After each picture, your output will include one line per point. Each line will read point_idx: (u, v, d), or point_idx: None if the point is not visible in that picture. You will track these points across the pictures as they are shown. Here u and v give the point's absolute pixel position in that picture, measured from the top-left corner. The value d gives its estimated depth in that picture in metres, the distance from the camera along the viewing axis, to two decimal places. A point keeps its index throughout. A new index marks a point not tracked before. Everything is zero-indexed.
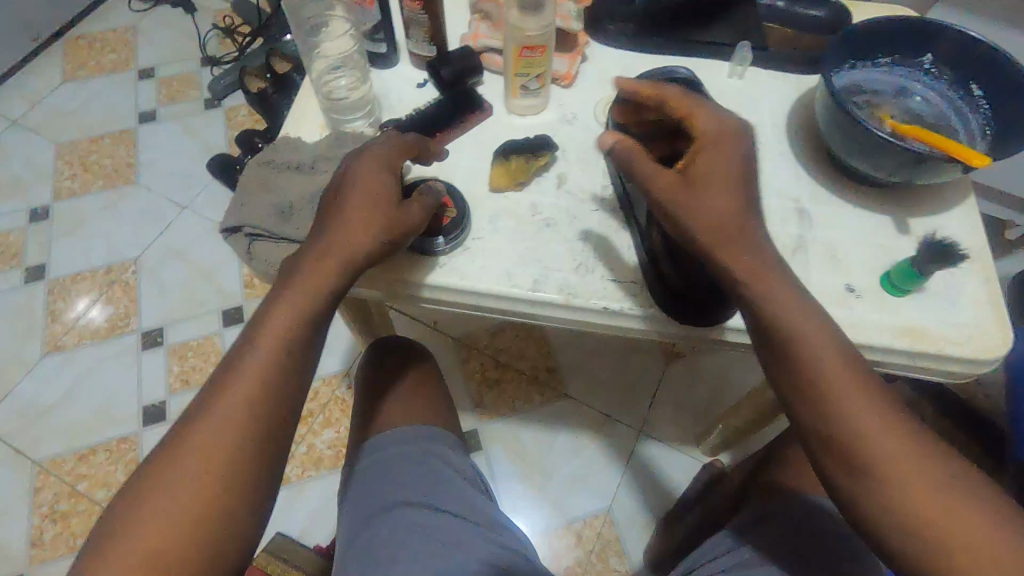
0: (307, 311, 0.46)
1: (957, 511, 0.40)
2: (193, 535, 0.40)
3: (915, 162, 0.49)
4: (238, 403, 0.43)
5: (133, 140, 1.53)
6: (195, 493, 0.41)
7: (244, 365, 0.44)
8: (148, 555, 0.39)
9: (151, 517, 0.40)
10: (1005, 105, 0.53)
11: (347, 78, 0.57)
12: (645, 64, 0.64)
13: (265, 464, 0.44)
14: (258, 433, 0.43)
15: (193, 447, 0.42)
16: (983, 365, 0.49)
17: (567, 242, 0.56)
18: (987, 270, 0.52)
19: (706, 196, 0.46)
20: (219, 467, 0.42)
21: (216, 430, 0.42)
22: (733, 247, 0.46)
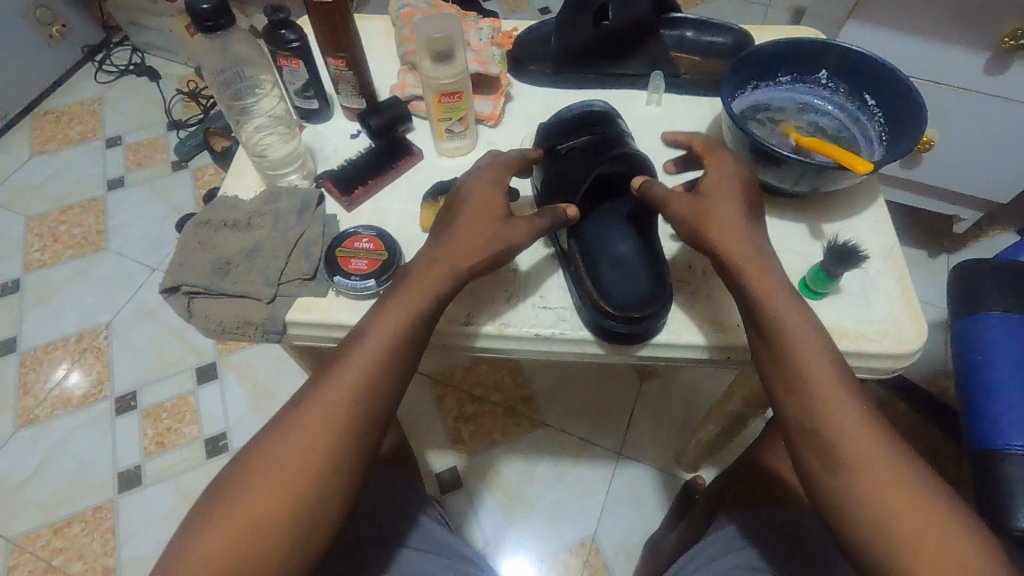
0: (403, 334, 0.47)
1: (910, 510, 0.41)
2: (284, 523, 0.42)
3: (814, 172, 0.52)
4: (344, 391, 0.45)
5: (102, 207, 1.55)
6: (274, 507, 0.42)
7: (337, 384, 0.45)
8: (248, 521, 0.41)
9: (231, 522, 0.41)
10: (895, 112, 0.56)
11: (276, 136, 0.60)
12: (568, 100, 0.68)
13: (341, 490, 0.44)
14: (344, 448, 0.44)
15: (293, 436, 0.44)
16: (902, 359, 0.51)
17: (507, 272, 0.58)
18: (898, 266, 0.55)
19: (720, 202, 0.50)
20: (298, 486, 0.43)
21: (301, 446, 0.43)
22: (739, 237, 0.48)
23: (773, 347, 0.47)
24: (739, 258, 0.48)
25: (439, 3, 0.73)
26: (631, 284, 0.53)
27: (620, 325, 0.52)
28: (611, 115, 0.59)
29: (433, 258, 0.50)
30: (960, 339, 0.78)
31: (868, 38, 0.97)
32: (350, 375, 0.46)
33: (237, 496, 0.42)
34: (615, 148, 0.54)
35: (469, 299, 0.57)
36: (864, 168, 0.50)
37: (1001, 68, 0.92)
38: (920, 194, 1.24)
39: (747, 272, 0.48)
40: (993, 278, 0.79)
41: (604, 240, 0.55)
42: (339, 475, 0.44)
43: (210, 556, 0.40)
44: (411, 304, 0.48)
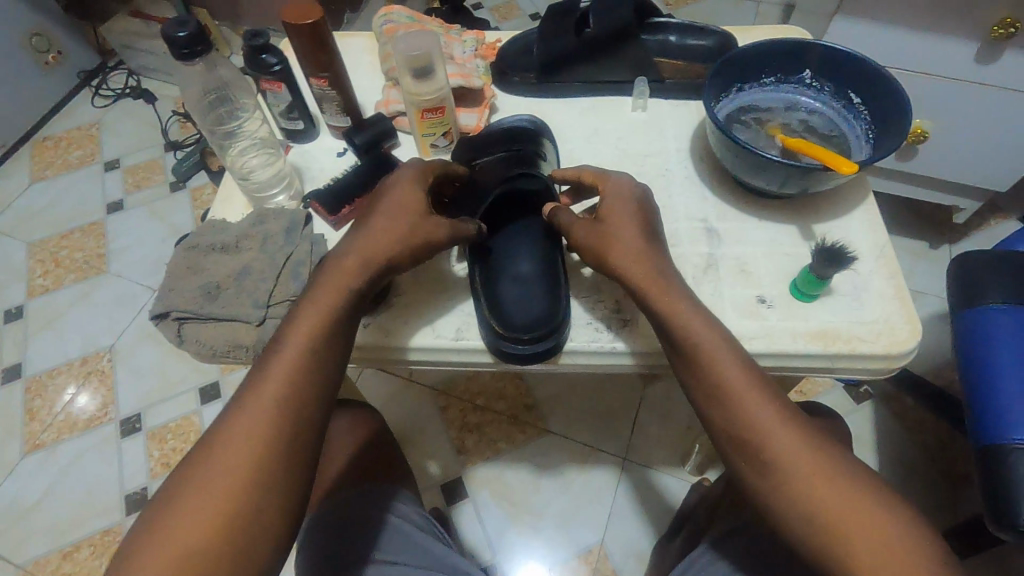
0: (329, 325, 0.48)
1: (845, 503, 0.41)
2: (228, 540, 0.40)
3: (801, 175, 0.51)
4: (269, 400, 0.44)
5: (102, 230, 1.57)
6: (220, 510, 0.41)
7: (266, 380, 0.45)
8: (186, 546, 0.39)
9: (175, 531, 0.40)
10: (879, 110, 0.56)
11: (261, 159, 0.60)
12: (554, 109, 0.68)
13: (288, 487, 0.43)
14: (280, 453, 0.43)
15: (224, 453, 0.43)
16: (897, 360, 0.50)
17: (439, 279, 0.58)
18: (891, 265, 0.54)
19: (618, 226, 0.50)
20: (242, 485, 0.42)
21: (239, 446, 0.43)
22: (638, 256, 0.49)
23: (677, 360, 0.48)
24: (642, 280, 0.48)
25: (423, 18, 0.73)
26: (528, 302, 0.51)
27: (521, 346, 0.50)
28: (535, 135, 0.60)
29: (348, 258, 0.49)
30: (962, 335, 0.77)
31: (856, 33, 0.96)
32: (280, 367, 0.46)
33: (165, 528, 0.40)
34: (519, 167, 0.56)
35: (452, 316, 0.56)
36: (848, 168, 0.49)
37: (993, 56, 0.91)
38: (919, 187, 1.22)
39: (655, 297, 0.48)
40: (992, 271, 0.78)
41: (507, 256, 0.54)
42: (282, 471, 0.43)
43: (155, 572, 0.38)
44: (328, 302, 0.48)
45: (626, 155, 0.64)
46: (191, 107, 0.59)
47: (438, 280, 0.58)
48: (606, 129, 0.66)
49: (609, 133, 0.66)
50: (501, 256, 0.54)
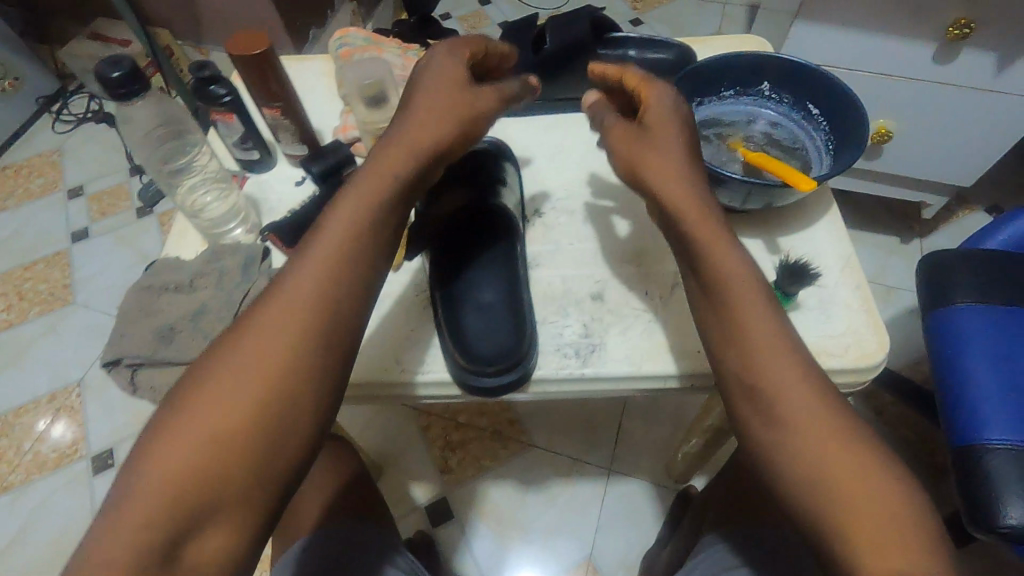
0: (356, 245, 0.43)
1: (847, 467, 0.39)
2: (223, 480, 0.36)
3: (763, 191, 0.51)
4: (292, 324, 0.40)
5: (68, 260, 1.52)
6: (225, 436, 0.37)
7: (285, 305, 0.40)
8: (181, 475, 0.35)
9: (164, 466, 0.35)
10: (838, 120, 0.56)
11: (211, 193, 0.58)
12: (517, 128, 0.67)
13: (305, 427, 0.39)
14: (294, 389, 0.39)
15: (233, 377, 0.38)
16: (867, 372, 0.50)
17: (407, 305, 0.55)
18: (856, 276, 0.54)
19: (660, 144, 0.48)
20: (247, 421, 0.37)
21: (248, 376, 0.38)
22: (682, 181, 0.47)
23: (712, 298, 0.45)
24: (686, 210, 0.46)
25: (378, 39, 0.72)
26: (494, 331, 0.49)
27: (488, 378, 0.49)
28: (495, 158, 0.59)
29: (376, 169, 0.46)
30: (932, 336, 0.78)
31: (817, 37, 0.97)
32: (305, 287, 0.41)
33: (161, 448, 0.36)
34: (479, 196, 0.55)
35: (416, 347, 0.53)
36: (808, 186, 0.48)
37: (951, 56, 0.92)
38: (887, 184, 1.24)
39: (692, 214, 0.46)
40: (961, 268, 0.79)
41: (468, 283, 0.51)
42: (293, 414, 0.39)
43: (138, 510, 0.34)
44: (366, 203, 0.44)
45: (591, 173, 0.64)
46: (135, 149, 0.58)
47: (407, 308, 0.55)
48: (570, 146, 0.65)
49: (572, 150, 0.65)
50: (464, 283, 0.52)
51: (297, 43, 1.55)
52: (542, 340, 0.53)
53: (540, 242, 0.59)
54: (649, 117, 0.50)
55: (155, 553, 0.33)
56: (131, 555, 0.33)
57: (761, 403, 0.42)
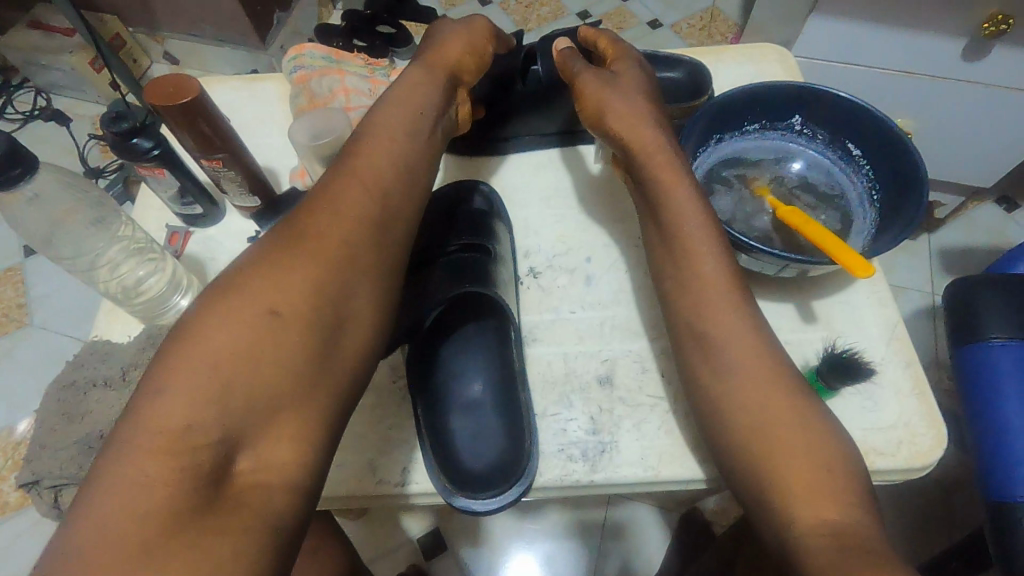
0: (386, 176, 0.43)
1: (811, 467, 0.36)
2: (267, 392, 0.35)
3: (798, 263, 0.43)
4: (336, 242, 0.40)
5: (20, 277, 1.41)
6: (269, 344, 0.36)
7: (322, 230, 0.40)
8: (220, 378, 0.33)
9: (195, 384, 0.33)
10: (883, 165, 0.47)
11: (142, 265, 0.48)
12: (504, 166, 0.58)
13: (346, 357, 0.39)
14: (338, 307, 0.39)
15: (276, 285, 0.37)
16: (921, 472, 0.43)
17: (386, 400, 0.47)
18: (906, 352, 0.47)
19: (620, 84, 0.47)
20: (291, 343, 0.36)
21: (289, 294, 0.37)
22: (635, 111, 0.46)
23: (668, 238, 0.44)
24: (646, 144, 0.45)
25: (339, 57, 0.62)
26: (485, 436, 0.44)
27: (482, 501, 0.41)
28: (485, 219, 0.52)
29: (395, 109, 0.46)
30: (963, 372, 0.71)
31: (832, 32, 0.87)
32: (348, 208, 0.41)
33: (196, 349, 0.34)
34: (467, 282, 0.47)
35: (395, 451, 0.45)
36: (863, 270, 0.39)
37: (981, 53, 0.83)
38: None
39: (649, 151, 0.45)
40: (992, 294, 0.72)
41: (455, 377, 0.47)
42: (336, 345, 0.38)
43: (174, 420, 0.32)
44: (398, 132, 0.45)
45: (592, 222, 0.55)
46: (37, 245, 0.47)
47: (384, 402, 0.47)
48: (567, 189, 0.57)
49: (570, 193, 0.57)
50: (449, 377, 0.47)
51: (259, 32, 1.41)
52: (543, 440, 0.45)
53: (536, 311, 0.50)
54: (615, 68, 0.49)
55: (198, 472, 0.31)
56: (171, 471, 0.31)
57: (716, 384, 0.41)
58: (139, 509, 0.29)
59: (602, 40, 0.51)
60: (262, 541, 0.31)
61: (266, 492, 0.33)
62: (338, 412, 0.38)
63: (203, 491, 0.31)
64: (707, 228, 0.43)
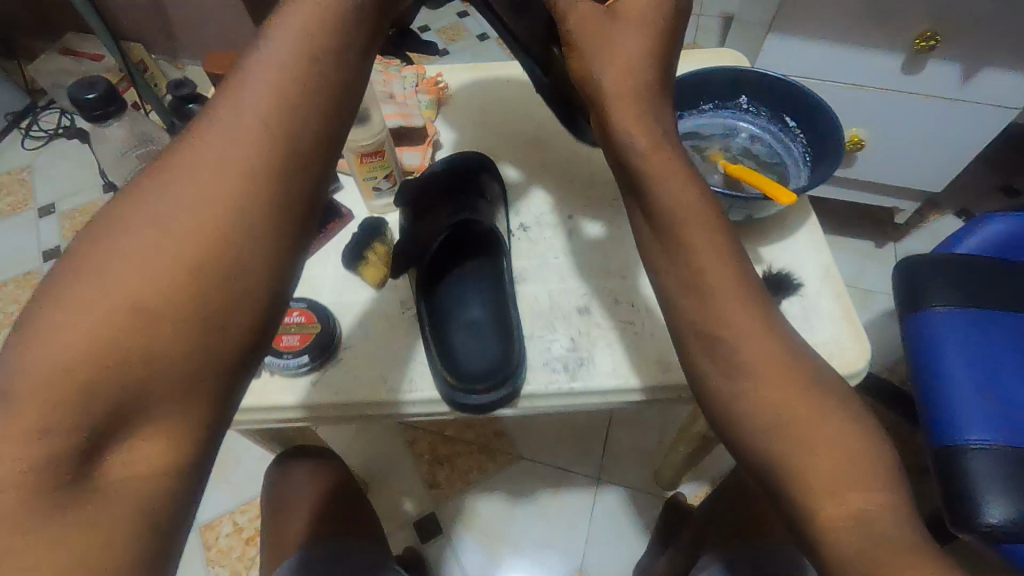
0: (272, 106, 0.36)
1: (777, 391, 0.41)
2: (127, 376, 0.31)
3: (744, 204, 0.53)
4: (209, 193, 0.34)
5: (39, 280, 1.48)
6: (124, 324, 0.32)
7: (202, 180, 0.34)
8: (63, 370, 0.30)
9: (45, 374, 0.30)
10: (814, 132, 0.58)
11: None
12: (499, 143, 0.68)
13: (231, 324, 0.34)
14: (213, 271, 0.34)
15: (137, 251, 0.33)
16: (850, 381, 0.51)
17: (396, 325, 0.55)
18: (837, 286, 0.55)
19: (618, 46, 0.47)
20: (156, 323, 0.32)
21: (153, 263, 0.33)
22: (622, 80, 0.46)
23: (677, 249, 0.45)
24: (629, 122, 0.45)
25: None
26: (481, 350, 0.51)
27: (480, 395, 0.49)
28: (475, 176, 0.59)
29: (287, 25, 0.38)
30: (911, 341, 0.79)
31: (789, 50, 0.99)
32: (226, 148, 0.35)
33: (40, 332, 0.31)
34: (464, 212, 0.57)
35: (404, 365, 0.53)
36: (788, 198, 0.51)
37: (919, 66, 0.95)
38: (863, 190, 1.26)
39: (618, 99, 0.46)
40: (935, 271, 0.81)
41: (456, 303, 0.54)
42: (214, 314, 0.34)
43: (19, 419, 0.30)
44: (287, 51, 0.37)
45: (574, 187, 0.64)
46: None
47: (393, 327, 0.55)
48: (552, 161, 0.66)
49: (555, 165, 0.66)
50: (451, 304, 0.54)
51: None
52: (531, 357, 0.53)
53: (525, 257, 0.59)
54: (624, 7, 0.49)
55: (50, 479, 0.30)
56: (21, 476, 0.29)
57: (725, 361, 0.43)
58: None
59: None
60: (134, 533, 0.31)
61: (139, 482, 0.32)
62: (225, 383, 0.35)
63: (64, 490, 0.30)
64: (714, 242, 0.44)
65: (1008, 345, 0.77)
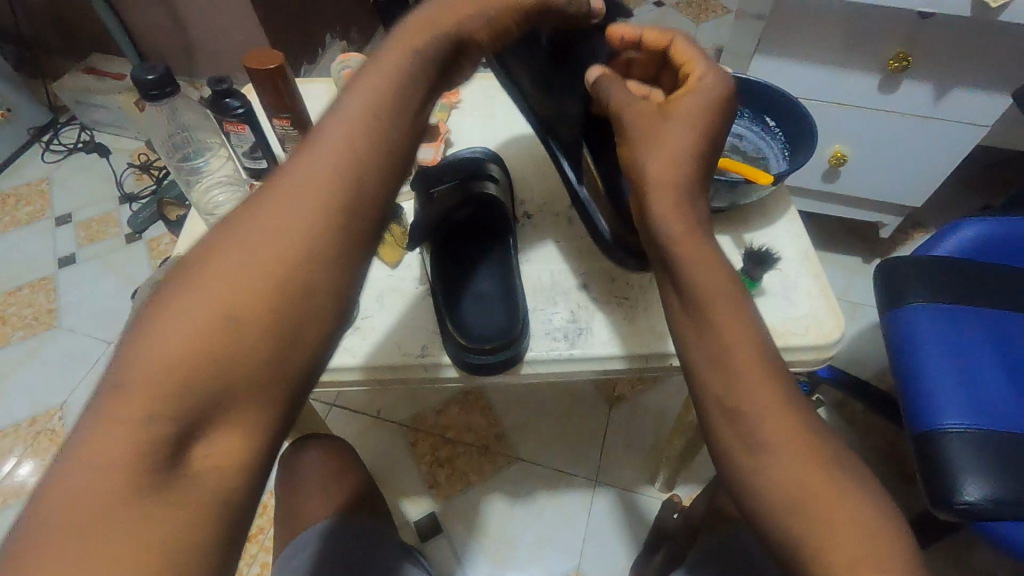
0: (360, 143, 0.41)
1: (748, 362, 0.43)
2: (221, 376, 0.35)
3: (730, 189, 0.59)
4: (298, 215, 0.38)
5: (52, 285, 1.52)
6: (221, 328, 0.35)
7: (292, 202, 0.39)
8: (172, 366, 0.34)
9: (156, 368, 0.34)
10: (790, 130, 0.66)
11: (224, 194, 0.69)
12: (506, 143, 0.75)
13: (310, 334, 0.38)
14: (299, 284, 0.38)
15: (234, 265, 0.37)
16: (827, 349, 0.57)
17: (410, 299, 0.61)
18: (813, 267, 0.61)
19: (669, 129, 0.48)
20: (247, 331, 0.36)
21: (248, 277, 0.37)
22: (668, 161, 0.47)
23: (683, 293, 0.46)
24: (665, 201, 0.46)
25: None
26: (487, 318, 0.56)
27: (489, 357, 0.54)
28: (479, 163, 0.65)
29: (374, 75, 0.43)
30: (891, 335, 0.84)
31: (774, 71, 1.06)
32: (315, 175, 0.39)
33: (152, 333, 0.35)
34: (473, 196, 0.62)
35: (419, 333, 0.59)
36: (766, 180, 0.58)
37: (894, 86, 1.02)
38: (848, 207, 1.33)
39: (659, 186, 0.47)
40: (913, 271, 0.86)
41: (467, 277, 0.59)
42: (294, 325, 0.37)
43: (133, 408, 0.33)
44: (372, 96, 0.42)
45: None
46: (183, 174, 0.71)
47: (409, 302, 0.61)
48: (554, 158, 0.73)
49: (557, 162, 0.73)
50: (460, 276, 0.59)
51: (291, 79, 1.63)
52: (534, 327, 0.58)
53: (528, 241, 0.65)
54: (676, 103, 0.50)
55: (152, 461, 0.33)
56: (130, 455, 0.33)
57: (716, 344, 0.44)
58: (100, 487, 0.32)
59: (696, 70, 0.51)
60: (219, 514, 0.35)
61: (224, 469, 0.35)
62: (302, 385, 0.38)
63: (160, 473, 0.33)
64: (727, 302, 0.44)
65: (989, 339, 0.81)
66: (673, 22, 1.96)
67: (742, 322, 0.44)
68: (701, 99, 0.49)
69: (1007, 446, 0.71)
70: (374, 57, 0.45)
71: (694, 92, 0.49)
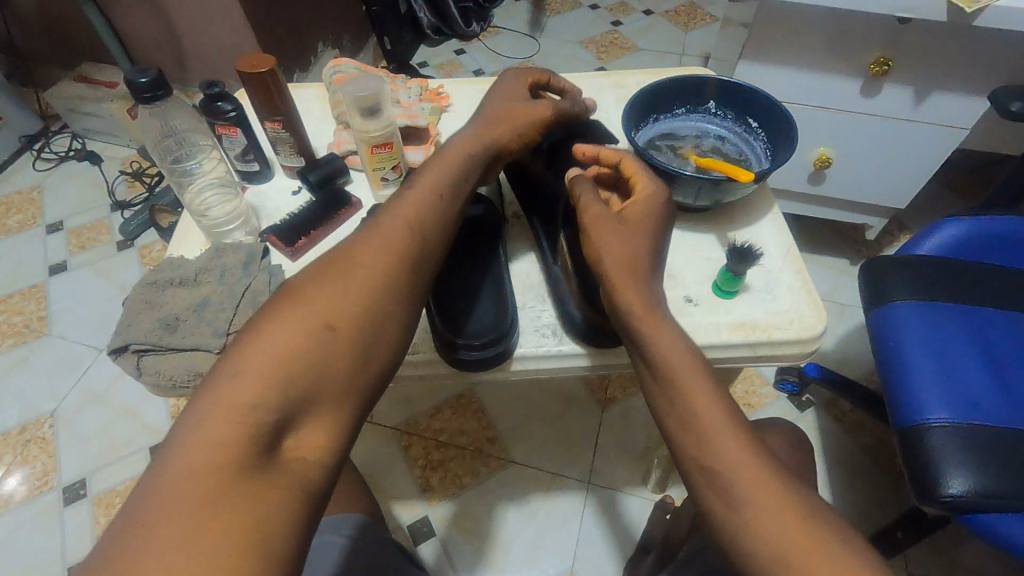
0: (431, 213, 0.53)
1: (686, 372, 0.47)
2: (313, 384, 0.42)
3: (713, 187, 0.61)
4: (379, 261, 0.48)
5: (43, 292, 1.52)
6: (316, 344, 0.43)
7: (376, 250, 0.48)
8: (279, 367, 0.41)
9: (269, 367, 0.40)
10: (771, 129, 0.68)
11: (219, 197, 0.69)
12: None
13: (377, 362, 0.46)
14: (375, 315, 0.46)
15: (328, 295, 0.45)
16: (810, 342, 0.58)
17: None
18: (796, 263, 0.63)
19: (624, 234, 0.52)
20: (337, 350, 0.43)
21: (339, 307, 0.45)
22: (624, 261, 0.51)
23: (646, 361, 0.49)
24: (624, 291, 0.50)
25: (368, 69, 0.83)
26: (482, 314, 0.57)
27: (474, 352, 0.55)
28: None
29: (440, 166, 0.57)
30: (876, 331, 0.86)
31: (759, 74, 1.08)
32: (394, 232, 0.50)
33: (263, 341, 0.42)
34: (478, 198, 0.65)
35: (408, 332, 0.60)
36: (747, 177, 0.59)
37: (875, 90, 1.05)
38: (834, 209, 1.35)
39: (621, 280, 0.50)
40: (895, 268, 0.88)
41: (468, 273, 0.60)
42: (367, 352, 0.45)
43: (246, 395, 0.39)
44: (436, 182, 0.55)
45: None
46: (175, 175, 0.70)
47: None
48: None
49: None
50: (460, 272, 0.60)
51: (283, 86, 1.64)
52: (523, 323, 0.60)
53: (516, 242, 0.68)
54: (629, 210, 0.54)
55: (257, 443, 0.38)
56: (240, 435, 0.38)
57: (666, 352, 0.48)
58: (213, 459, 0.37)
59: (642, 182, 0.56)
60: (299, 502, 0.38)
61: (306, 464, 0.40)
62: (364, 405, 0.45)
63: (259, 457, 0.38)
64: (687, 361, 0.47)
65: (971, 333, 0.83)
66: (662, 30, 1.99)
67: (697, 375, 0.47)
68: (648, 206, 0.54)
69: (991, 439, 0.73)
70: (436, 155, 0.59)
71: (643, 198, 0.55)
